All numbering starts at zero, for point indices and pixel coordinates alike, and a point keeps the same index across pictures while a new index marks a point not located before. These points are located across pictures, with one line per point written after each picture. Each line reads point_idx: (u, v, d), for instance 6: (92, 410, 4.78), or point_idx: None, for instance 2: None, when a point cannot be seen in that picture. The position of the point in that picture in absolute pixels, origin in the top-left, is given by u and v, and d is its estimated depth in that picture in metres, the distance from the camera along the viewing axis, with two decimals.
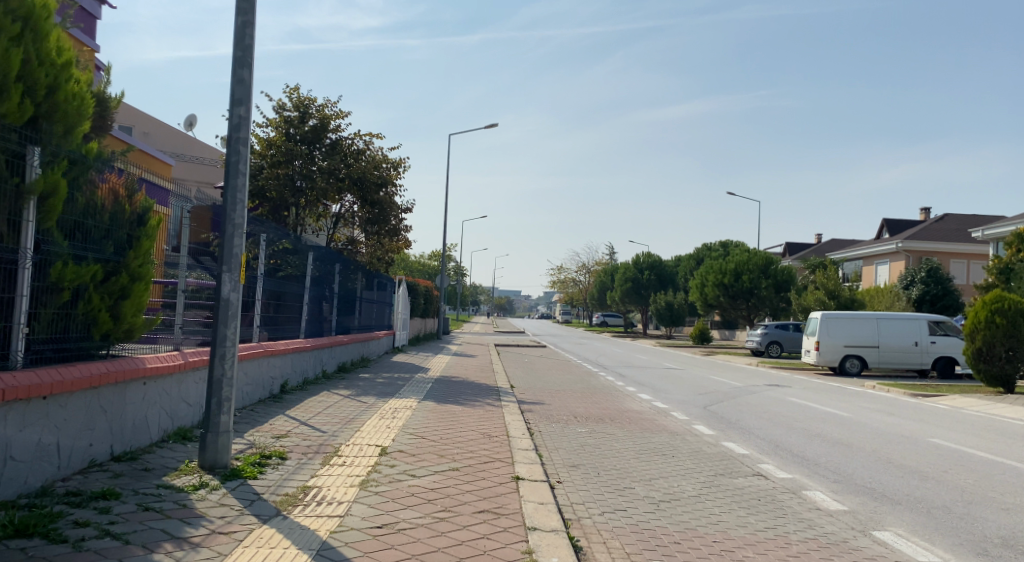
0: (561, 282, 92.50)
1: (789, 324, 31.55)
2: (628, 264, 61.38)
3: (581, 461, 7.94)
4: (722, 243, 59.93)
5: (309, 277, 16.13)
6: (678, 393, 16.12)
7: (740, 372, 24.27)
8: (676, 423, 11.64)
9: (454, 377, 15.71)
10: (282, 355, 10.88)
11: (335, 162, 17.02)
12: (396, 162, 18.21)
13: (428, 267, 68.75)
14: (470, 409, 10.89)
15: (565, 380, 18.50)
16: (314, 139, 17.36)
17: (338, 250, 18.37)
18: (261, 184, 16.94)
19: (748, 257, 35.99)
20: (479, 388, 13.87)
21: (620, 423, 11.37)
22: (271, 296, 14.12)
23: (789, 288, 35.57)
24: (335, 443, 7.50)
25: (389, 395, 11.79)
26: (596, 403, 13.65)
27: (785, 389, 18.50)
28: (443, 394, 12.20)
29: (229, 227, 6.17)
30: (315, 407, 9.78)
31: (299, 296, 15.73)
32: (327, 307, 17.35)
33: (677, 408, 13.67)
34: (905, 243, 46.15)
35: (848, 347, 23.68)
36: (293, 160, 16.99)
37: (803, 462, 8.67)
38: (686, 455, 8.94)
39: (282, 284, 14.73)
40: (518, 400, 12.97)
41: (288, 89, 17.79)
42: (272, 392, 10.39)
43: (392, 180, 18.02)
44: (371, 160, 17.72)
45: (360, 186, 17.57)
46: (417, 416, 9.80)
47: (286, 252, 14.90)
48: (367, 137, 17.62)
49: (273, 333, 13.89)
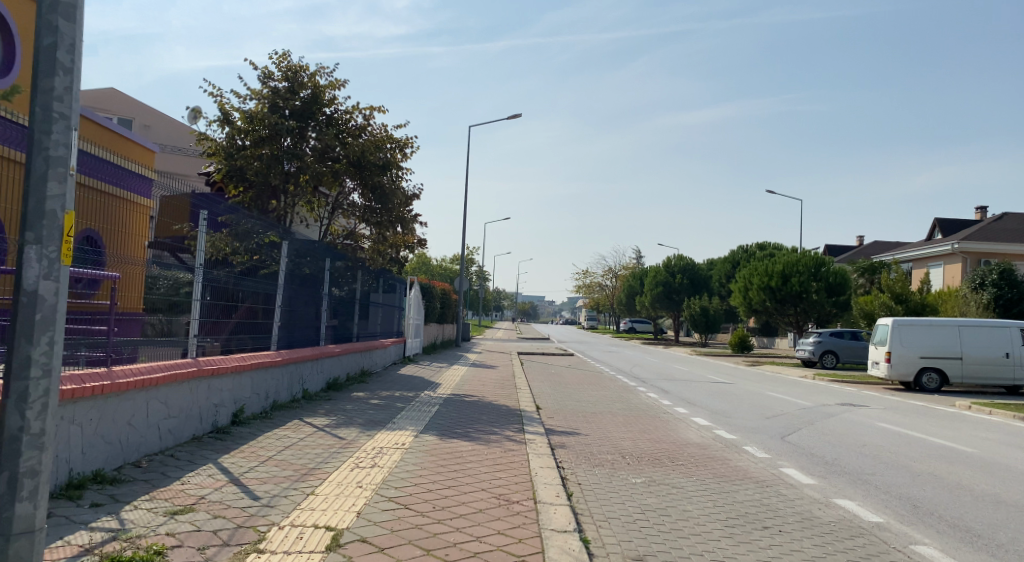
0: (587, 287, 89.56)
1: (844, 331, 28.43)
2: (659, 267, 58.32)
3: (651, 554, 5.08)
4: (759, 245, 56.82)
5: (302, 276, 13.77)
6: (743, 419, 13.18)
7: (798, 387, 21.21)
8: (758, 467, 8.75)
9: (468, 396, 13.00)
10: (233, 375, 8.18)
11: (330, 141, 14.24)
12: (401, 142, 15.45)
13: (448, 271, 66.29)
14: (482, 448, 8.09)
15: (599, 398, 15.67)
16: (304, 114, 14.56)
17: (335, 245, 15.64)
18: (240, 165, 14.15)
19: (797, 258, 32.89)
20: (497, 413, 11.09)
21: (684, 466, 8.51)
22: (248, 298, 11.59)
23: (842, 293, 32.56)
24: (260, 525, 4.73)
25: (378, 425, 9.07)
26: (644, 433, 10.83)
27: (864, 410, 15.50)
28: (450, 424, 9.44)
29: (38, 162, 3.41)
30: (268, 449, 7.03)
31: (284, 300, 13.09)
32: (321, 312, 14.77)
33: (750, 442, 10.77)
34: (962, 243, 42.88)
35: (924, 358, 20.64)
36: (279, 136, 14.14)
37: (978, 545, 5.78)
38: (797, 530, 6.07)
39: (265, 284, 12.21)
40: (546, 429, 10.19)
41: (276, 56, 15.06)
42: (216, 426, 7.67)
43: (398, 162, 15.20)
44: (372, 139, 14.99)
45: (359, 169, 14.80)
46: (409, 462, 7.04)
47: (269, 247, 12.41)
48: (369, 111, 14.86)
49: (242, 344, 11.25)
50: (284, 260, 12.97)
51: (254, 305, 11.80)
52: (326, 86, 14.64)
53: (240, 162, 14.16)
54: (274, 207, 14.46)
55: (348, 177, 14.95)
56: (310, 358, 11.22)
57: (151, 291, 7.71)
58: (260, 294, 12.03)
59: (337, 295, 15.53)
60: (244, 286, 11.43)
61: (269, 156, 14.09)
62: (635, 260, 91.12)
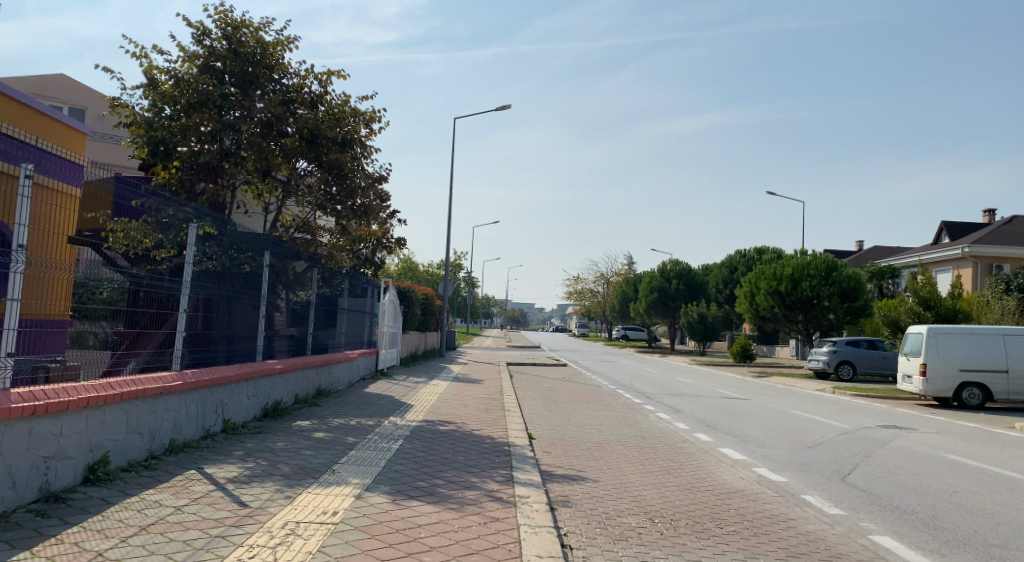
0: (577, 294, 87.06)
1: (861, 339, 26.18)
2: (654, 272, 55.96)
3: None
4: (758, 250, 54.68)
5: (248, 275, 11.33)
6: (784, 452, 10.68)
7: (824, 405, 18.81)
8: (838, 534, 6.24)
9: (444, 423, 10.47)
10: (87, 410, 5.52)
11: (278, 111, 11.69)
12: (367, 115, 12.92)
13: (434, 277, 63.59)
14: (450, 517, 5.52)
15: (602, 421, 13.17)
16: (245, 78, 11.97)
17: (286, 240, 12.98)
18: (164, 137, 11.49)
19: (807, 260, 30.61)
20: (478, 450, 8.52)
21: (738, 538, 5.99)
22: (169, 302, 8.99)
23: (856, 298, 30.19)
24: None
25: (309, 476, 6.49)
26: (668, 477, 8.32)
27: (916, 434, 13.07)
28: (411, 472, 6.90)
29: None
30: (109, 532, 4.44)
31: (218, 303, 10.49)
32: (268, 319, 12.13)
33: (809, 488, 8.24)
34: (973, 247, 40.94)
35: (964, 371, 18.35)
36: (218, 106, 11.57)
37: None
38: None
39: (195, 284, 9.72)
40: (542, 475, 7.67)
41: (213, 8, 12.42)
42: (50, 488, 5.03)
43: (360, 138, 12.68)
44: (332, 112, 12.46)
45: (314, 146, 12.27)
46: (332, 552, 4.45)
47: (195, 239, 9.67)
48: (327, 76, 12.35)
49: (151, 362, 8.65)
50: (222, 254, 10.51)
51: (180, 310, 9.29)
52: (273, 45, 12.11)
53: (166, 134, 11.51)
54: (203, 189, 11.74)
55: (303, 156, 12.36)
56: (231, 381, 8.57)
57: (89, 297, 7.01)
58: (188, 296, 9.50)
59: (291, 298, 12.99)
60: (167, 291, 8.92)
61: (203, 127, 11.51)
62: (626, 266, 88.79)
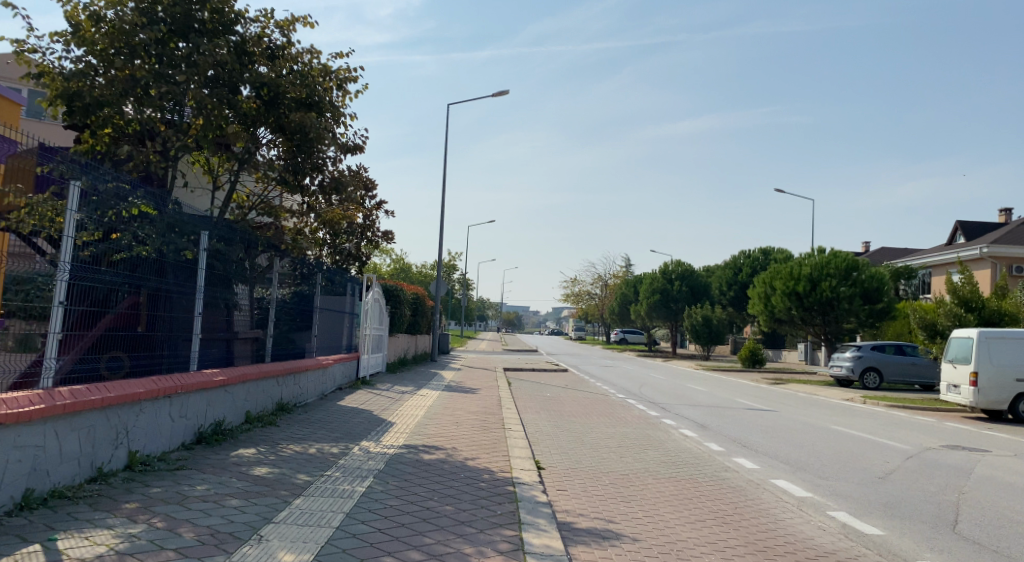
0: (574, 296, 84.88)
1: (888, 344, 24.20)
2: (655, 273, 53.88)
3: None
4: (763, 251, 52.78)
5: (199, 262, 9.08)
6: (856, 485, 8.51)
7: (862, 418, 16.67)
8: None
9: (428, 450, 8.28)
10: None
11: (229, 61, 9.49)
12: (340, 75, 10.81)
13: (425, 278, 61.30)
14: None
15: (621, 442, 10.98)
16: (188, 28, 9.70)
17: (242, 224, 10.69)
18: (78, 91, 9.10)
19: (826, 259, 28.66)
20: (472, 493, 6.32)
21: None
22: (93, 295, 7.01)
23: (879, 300, 28.17)
24: None
25: (219, 550, 4.31)
26: (727, 535, 6.16)
27: (996, 458, 10.92)
28: (374, 541, 4.71)
29: None
30: None
31: (157, 297, 8.20)
32: (222, 323, 9.86)
33: (922, 547, 6.07)
34: (991, 247, 38.93)
35: (1019, 381, 16.33)
36: (159, 56, 9.40)
37: None
38: None
39: (127, 275, 7.53)
40: (561, 535, 5.48)
41: None
42: None
43: (333, 102, 10.57)
44: (299, 71, 10.34)
45: (274, 110, 10.14)
46: None
47: (79, 202, 6.79)
48: (292, 25, 10.20)
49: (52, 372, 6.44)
50: (158, 240, 8.17)
51: (111, 310, 7.27)
52: None
53: (84, 88, 9.07)
54: (130, 156, 9.43)
55: (264, 123, 10.22)
56: (139, 401, 6.31)
57: (37, 292, 6.25)
58: (121, 286, 7.41)
59: (251, 293, 10.78)
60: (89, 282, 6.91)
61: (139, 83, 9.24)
62: (624, 267, 86.72)
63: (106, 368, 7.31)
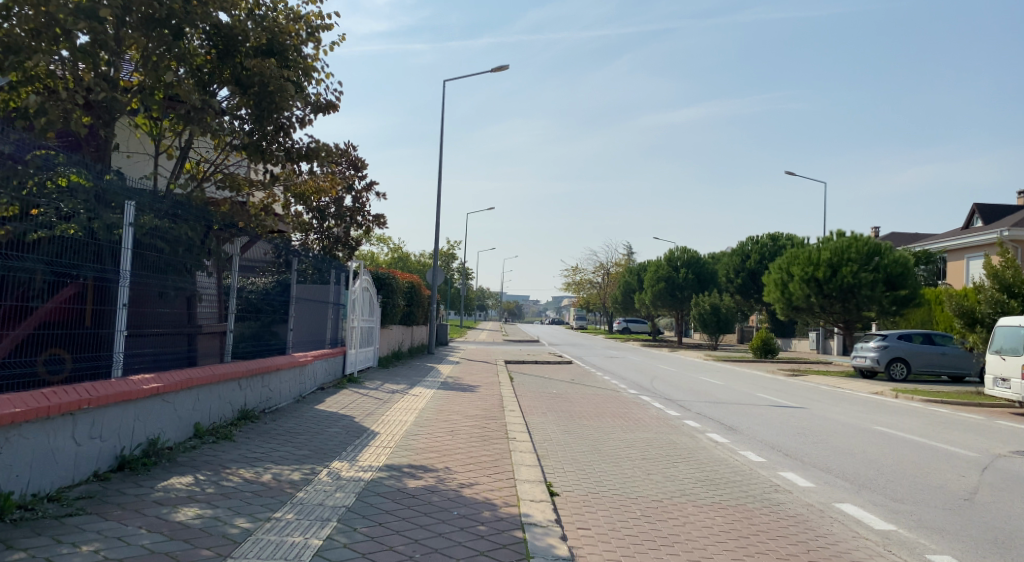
0: (576, 285, 83.12)
1: (917, 333, 22.54)
2: (660, 261, 52.19)
3: None
4: (772, 237, 51.04)
5: (131, 242, 6.92)
6: (944, 512, 6.88)
7: (904, 416, 15.02)
8: None
9: (415, 473, 6.64)
10: None
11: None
12: (309, 22, 9.12)
13: (423, 267, 59.54)
14: None
15: (645, 453, 9.34)
16: None
17: (198, 200, 8.98)
18: None
19: (847, 243, 27.03)
20: (467, 545, 4.68)
21: None
22: (13, 284, 5.38)
23: (903, 286, 26.52)
24: None
25: None
26: None
27: None
28: None
29: None
30: None
31: (102, 286, 6.50)
32: (181, 318, 8.14)
33: None
34: (1013, 230, 37.13)
35: None
36: None
37: None
38: None
39: (55, 259, 5.84)
40: None
41: None
42: None
43: (298, 56, 9.01)
44: (261, 17, 8.66)
45: (228, 61, 8.60)
46: None
47: None
48: None
49: None
50: (90, 217, 6.32)
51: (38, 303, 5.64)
52: None
53: None
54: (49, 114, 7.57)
55: (222, 81, 8.63)
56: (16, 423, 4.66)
57: None
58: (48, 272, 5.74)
59: (218, 281, 9.07)
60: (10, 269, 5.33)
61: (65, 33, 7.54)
62: (627, 256, 84.92)
63: (30, 372, 5.68)
